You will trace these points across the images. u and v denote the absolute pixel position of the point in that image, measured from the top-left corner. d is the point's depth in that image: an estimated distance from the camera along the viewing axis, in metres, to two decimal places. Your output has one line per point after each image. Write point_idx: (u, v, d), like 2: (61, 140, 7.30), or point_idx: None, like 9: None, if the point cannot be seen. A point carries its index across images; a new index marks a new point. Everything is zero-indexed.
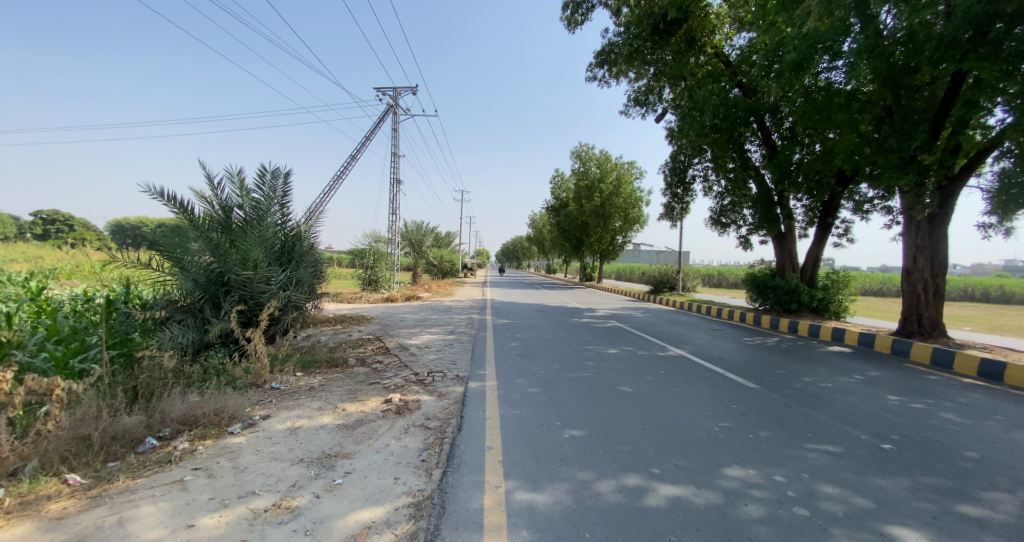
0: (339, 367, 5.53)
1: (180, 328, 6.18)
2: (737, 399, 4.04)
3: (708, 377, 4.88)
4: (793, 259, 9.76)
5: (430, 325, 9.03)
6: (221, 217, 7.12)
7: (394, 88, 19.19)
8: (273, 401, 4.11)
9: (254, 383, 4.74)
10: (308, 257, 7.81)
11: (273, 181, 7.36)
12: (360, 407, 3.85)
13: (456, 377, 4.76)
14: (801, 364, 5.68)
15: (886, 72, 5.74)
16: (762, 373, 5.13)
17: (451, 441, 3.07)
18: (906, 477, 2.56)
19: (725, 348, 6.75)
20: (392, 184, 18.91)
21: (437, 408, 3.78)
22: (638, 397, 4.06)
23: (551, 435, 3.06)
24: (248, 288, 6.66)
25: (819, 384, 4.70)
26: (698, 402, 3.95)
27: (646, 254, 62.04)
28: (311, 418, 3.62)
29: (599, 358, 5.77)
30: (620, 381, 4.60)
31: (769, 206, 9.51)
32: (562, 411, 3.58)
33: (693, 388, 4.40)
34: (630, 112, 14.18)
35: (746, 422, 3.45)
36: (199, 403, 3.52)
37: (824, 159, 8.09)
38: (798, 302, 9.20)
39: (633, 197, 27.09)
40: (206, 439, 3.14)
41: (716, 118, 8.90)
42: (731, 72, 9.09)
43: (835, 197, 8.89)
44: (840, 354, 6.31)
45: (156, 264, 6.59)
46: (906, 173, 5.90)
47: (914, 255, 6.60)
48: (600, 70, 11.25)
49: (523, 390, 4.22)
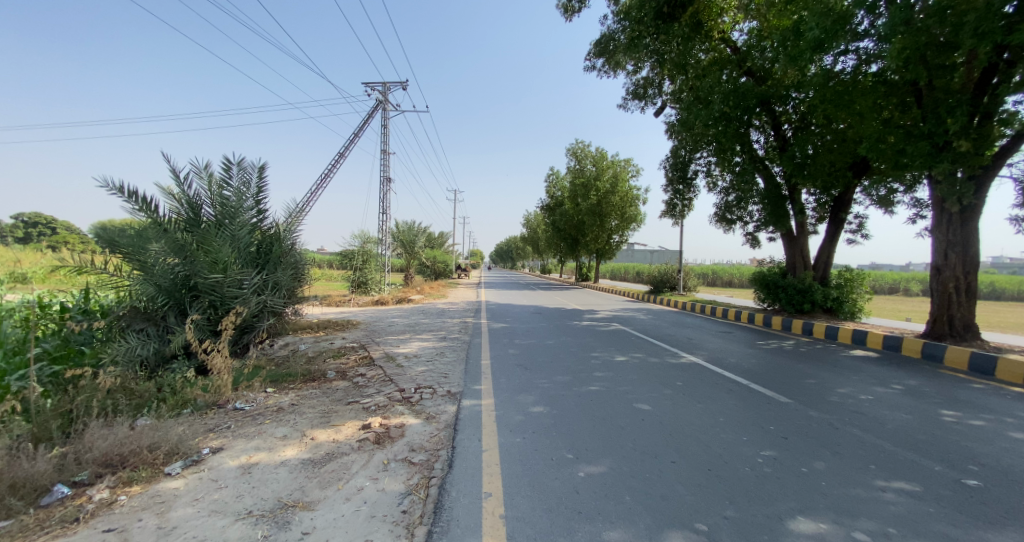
0: (316, 382, 4.91)
1: (138, 339, 5.54)
2: (773, 418, 3.50)
3: (732, 389, 4.33)
4: (804, 256, 9.22)
5: (420, 330, 8.37)
6: (188, 215, 6.47)
7: (383, 83, 18.60)
8: (230, 428, 3.48)
9: (214, 403, 4.17)
10: (287, 258, 7.17)
11: (244, 174, 6.75)
12: (333, 435, 3.22)
13: (446, 394, 4.16)
14: (828, 372, 5.15)
15: (916, 52, 5.24)
16: (790, 383, 4.60)
17: (440, 484, 2.47)
18: (1016, 530, 2.02)
19: (740, 353, 6.22)
20: (382, 182, 18.22)
21: (425, 436, 3.19)
22: (659, 416, 3.50)
23: (564, 474, 2.50)
24: (218, 293, 6.06)
25: (857, 397, 4.17)
26: (728, 422, 3.40)
27: (640, 253, 61.94)
28: (271, 451, 2.99)
29: (607, 367, 5.22)
30: (635, 396, 4.04)
31: (779, 202, 8.98)
32: (574, 437, 3.02)
33: (718, 404, 3.85)
34: (630, 106, 13.69)
35: (794, 450, 2.90)
36: (131, 436, 2.83)
37: (839, 151, 7.52)
38: (811, 302, 8.70)
39: (630, 195, 26.59)
40: (132, 486, 2.48)
41: (725, 105, 8.33)
42: (739, 59, 8.46)
43: (848, 190, 8.43)
44: (867, 360, 5.80)
45: (115, 267, 5.90)
46: (939, 161, 5.47)
47: (945, 251, 6.16)
48: (599, 60, 10.74)
49: (526, 410, 3.64)
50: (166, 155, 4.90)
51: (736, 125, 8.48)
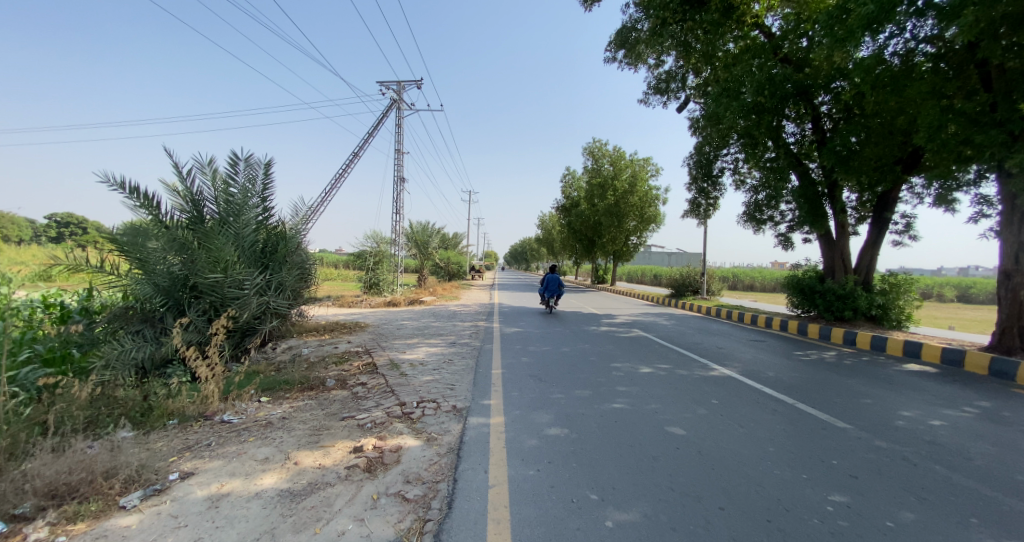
0: (314, 391, 4.57)
1: (133, 341, 5.28)
2: (834, 450, 2.95)
3: (778, 409, 3.78)
4: (844, 259, 8.51)
5: (429, 334, 7.97)
6: (192, 212, 6.23)
7: (398, 82, 18.44)
8: (210, 447, 3.12)
9: (201, 414, 3.87)
10: (292, 258, 6.93)
11: (251, 170, 6.53)
12: (319, 459, 2.81)
13: (452, 409, 3.74)
14: (885, 390, 4.53)
15: (990, 25, 4.60)
16: (841, 403, 4.02)
17: (435, 530, 2.03)
18: None
19: (778, 365, 5.63)
20: (395, 182, 18.02)
21: (423, 462, 2.76)
22: (697, 445, 2.99)
23: (588, 523, 2.02)
24: (218, 293, 5.80)
25: (928, 422, 3.57)
26: (781, 453, 2.87)
27: (658, 255, 60.79)
28: (247, 478, 2.60)
29: (631, 379, 4.72)
30: (666, 417, 3.53)
31: (816, 200, 8.31)
32: (597, 472, 2.54)
33: (764, 428, 3.31)
34: (651, 101, 13.11)
35: (872, 496, 2.35)
36: (83, 461, 2.47)
37: (888, 141, 6.84)
38: (852, 308, 7.97)
39: (649, 195, 25.77)
40: (77, 524, 2.11)
41: (760, 95, 7.65)
42: (773, 46, 7.81)
43: (894, 188, 7.73)
44: (926, 376, 5.14)
45: (112, 265, 5.61)
46: (1016, 151, 4.83)
47: (1017, 253, 5.54)
48: (620, 51, 10.24)
49: (541, 432, 3.16)
50: (167, 149, 5.41)
51: (771, 117, 7.85)
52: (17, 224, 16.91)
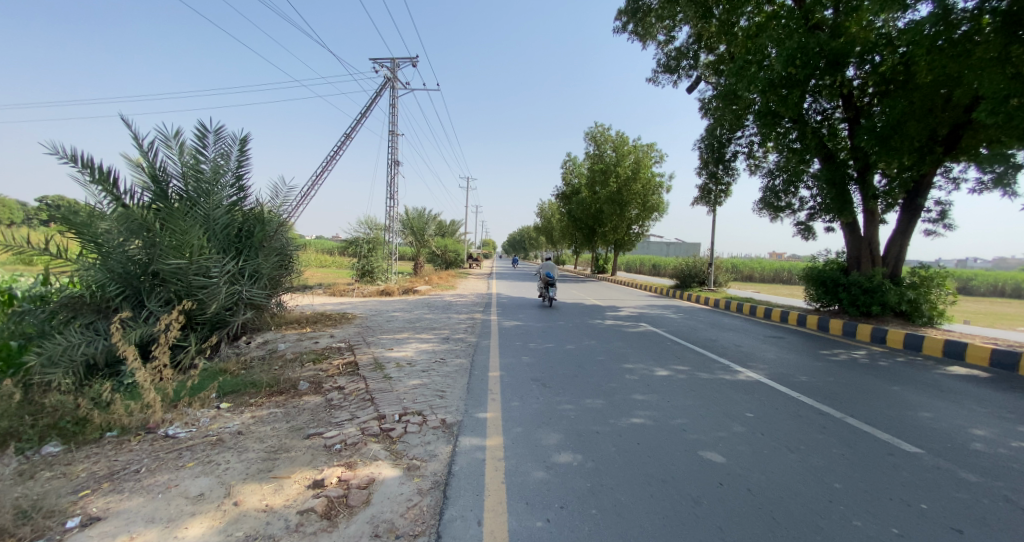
0: (282, 396, 3.95)
1: (83, 335, 4.61)
2: (916, 487, 2.36)
3: (827, 426, 3.20)
4: (870, 250, 7.91)
5: (421, 328, 7.35)
6: (157, 191, 5.51)
7: (393, 60, 17.54)
8: (136, 475, 2.49)
9: (141, 427, 3.24)
10: (270, 243, 6.25)
11: (222, 144, 5.84)
12: (267, 499, 2.20)
13: (441, 425, 3.13)
14: (941, 400, 3.94)
15: None
16: (896, 417, 3.45)
17: None
18: None
19: (808, 367, 5.05)
20: (390, 165, 17.21)
21: (401, 504, 2.15)
22: (745, 479, 2.39)
23: None
24: (183, 281, 5.11)
25: (1006, 443, 3.00)
26: (854, 494, 2.26)
27: (658, 245, 60.07)
28: (167, 527, 1.96)
29: (647, 384, 4.14)
30: (697, 437, 2.94)
31: (844, 189, 7.67)
32: (627, 525, 1.93)
33: (822, 455, 2.71)
34: (659, 80, 12.37)
35: None
36: None
37: (930, 118, 6.18)
38: (880, 303, 7.39)
39: (653, 183, 24.98)
40: None
41: (790, 67, 6.90)
42: (804, 11, 7.05)
43: (930, 173, 7.15)
44: (978, 381, 4.57)
45: (61, 248, 4.86)
46: None
47: None
48: (630, 24, 9.47)
49: (549, 460, 2.57)
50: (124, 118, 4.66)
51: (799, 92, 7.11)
52: (3, 206, 16.31)
